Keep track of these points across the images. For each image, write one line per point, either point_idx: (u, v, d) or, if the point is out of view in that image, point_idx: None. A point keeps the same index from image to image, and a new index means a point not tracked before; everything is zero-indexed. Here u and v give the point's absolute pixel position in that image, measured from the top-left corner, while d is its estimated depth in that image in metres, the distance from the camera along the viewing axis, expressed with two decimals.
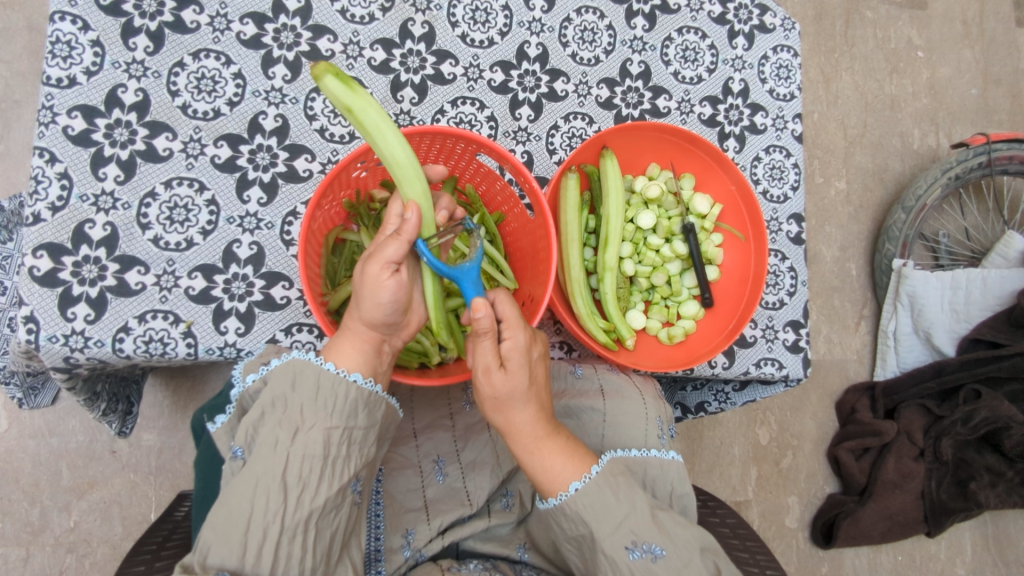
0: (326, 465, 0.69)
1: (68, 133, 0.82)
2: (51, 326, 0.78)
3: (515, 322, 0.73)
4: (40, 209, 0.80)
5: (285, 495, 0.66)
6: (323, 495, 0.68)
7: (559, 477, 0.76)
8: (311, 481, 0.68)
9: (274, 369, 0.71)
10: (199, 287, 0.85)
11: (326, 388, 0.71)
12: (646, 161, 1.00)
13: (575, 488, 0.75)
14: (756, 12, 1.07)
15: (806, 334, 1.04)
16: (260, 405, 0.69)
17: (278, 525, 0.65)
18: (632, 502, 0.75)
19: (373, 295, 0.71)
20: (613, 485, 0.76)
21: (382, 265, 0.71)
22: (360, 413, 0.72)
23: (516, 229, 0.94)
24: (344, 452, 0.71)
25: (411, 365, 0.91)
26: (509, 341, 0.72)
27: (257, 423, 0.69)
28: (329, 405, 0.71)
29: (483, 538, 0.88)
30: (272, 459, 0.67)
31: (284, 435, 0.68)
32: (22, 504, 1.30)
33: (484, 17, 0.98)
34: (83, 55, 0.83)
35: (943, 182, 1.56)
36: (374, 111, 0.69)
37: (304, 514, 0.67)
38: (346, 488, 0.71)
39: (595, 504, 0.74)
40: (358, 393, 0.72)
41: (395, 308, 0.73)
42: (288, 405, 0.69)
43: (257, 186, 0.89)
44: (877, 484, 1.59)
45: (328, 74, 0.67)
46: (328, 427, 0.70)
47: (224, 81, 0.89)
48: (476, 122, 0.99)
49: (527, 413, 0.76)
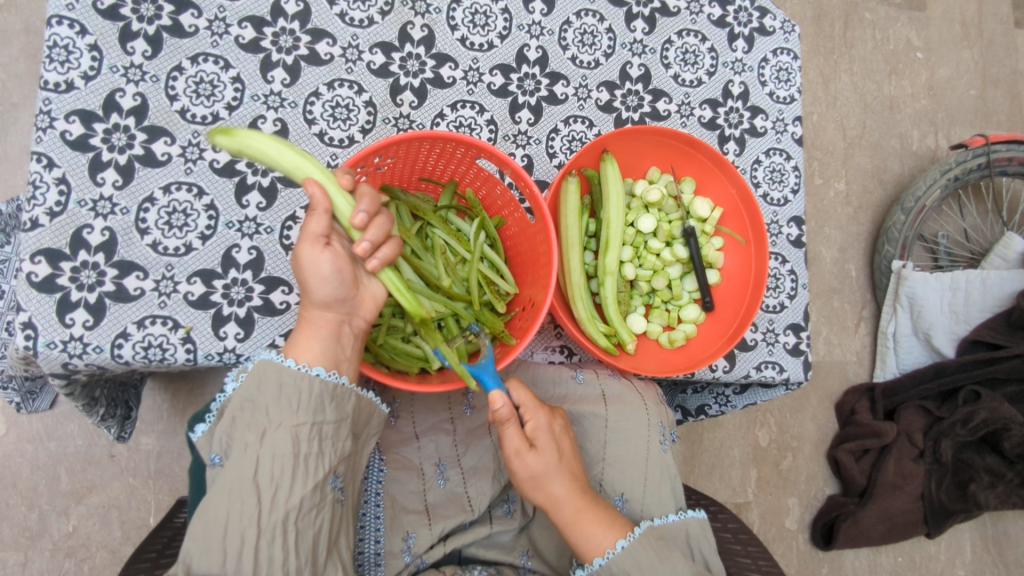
0: (297, 464, 0.69)
1: (66, 138, 0.82)
2: (49, 332, 0.77)
3: (532, 406, 0.79)
4: (38, 214, 0.80)
5: (258, 496, 0.67)
6: (298, 494, 0.68)
7: (599, 539, 0.78)
8: (284, 481, 0.68)
9: (241, 377, 0.71)
10: (198, 292, 0.85)
11: (290, 385, 0.70)
12: (646, 165, 1.00)
13: (621, 544, 0.78)
14: (756, 15, 1.07)
15: (807, 338, 1.04)
16: (230, 410, 0.70)
17: (255, 528, 0.66)
18: (675, 562, 0.79)
19: (314, 274, 0.72)
20: (657, 549, 0.80)
21: (312, 242, 0.73)
22: (327, 407, 0.72)
23: (517, 233, 0.93)
24: (315, 448, 0.70)
25: (412, 371, 0.89)
26: (531, 422, 0.79)
27: (229, 429, 0.70)
28: (293, 402, 0.70)
29: (484, 544, 0.88)
30: (244, 463, 0.67)
31: (251, 438, 0.68)
32: (21, 508, 1.29)
33: (483, 21, 0.98)
34: (81, 59, 0.83)
35: (942, 183, 1.56)
36: (257, 138, 0.72)
37: (280, 515, 0.67)
38: (323, 485, 0.70)
39: (639, 562, 0.78)
40: (323, 387, 0.71)
41: (341, 280, 0.74)
42: (254, 408, 0.70)
43: (256, 190, 0.89)
44: (877, 485, 1.58)
45: (217, 135, 0.72)
46: (295, 425, 0.69)
47: (223, 85, 0.89)
48: (475, 126, 0.98)
49: (562, 484, 0.79)
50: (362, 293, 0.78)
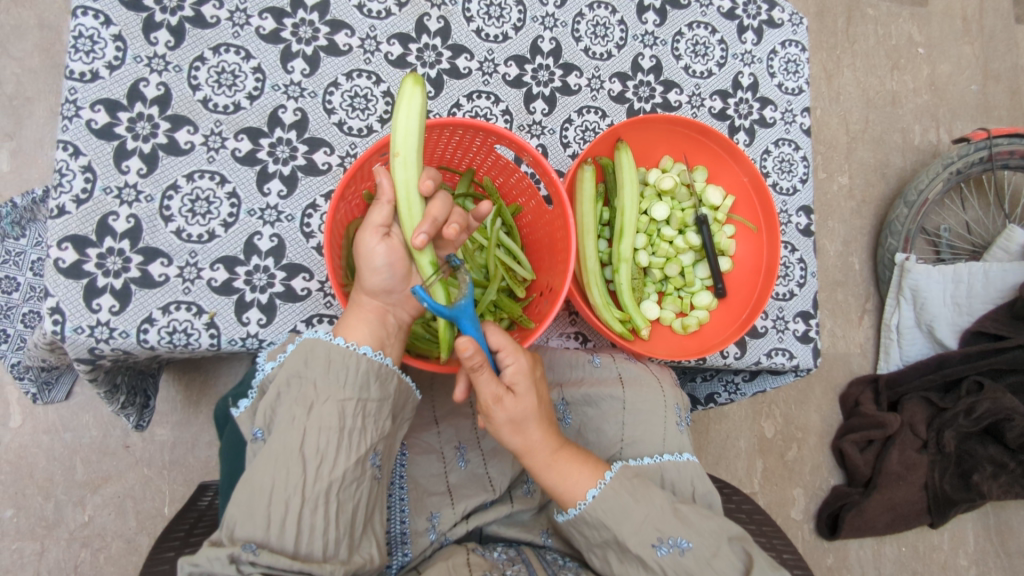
0: (343, 436, 0.70)
1: (91, 127, 0.83)
2: (76, 317, 0.79)
3: (512, 348, 0.75)
4: (64, 202, 0.81)
5: (304, 467, 0.68)
6: (341, 466, 0.69)
7: (572, 488, 0.78)
8: (329, 453, 0.69)
9: (289, 352, 0.73)
10: (221, 279, 0.86)
11: (338, 361, 0.72)
12: (659, 154, 1.02)
13: (593, 493, 0.78)
14: (765, 8, 1.09)
15: (816, 325, 1.05)
16: (275, 386, 0.71)
17: (300, 496, 0.67)
18: (650, 501, 0.78)
19: (367, 261, 0.75)
20: (632, 489, 0.79)
21: (372, 230, 0.75)
22: (372, 385, 0.73)
23: (532, 220, 0.95)
24: (359, 424, 0.72)
25: (431, 355, 0.91)
26: (512, 365, 0.75)
27: (274, 403, 0.71)
28: (340, 377, 0.72)
29: (505, 523, 0.90)
30: (290, 432, 0.69)
31: (300, 411, 0.69)
32: (37, 498, 1.30)
33: (498, 12, 1.00)
34: (105, 49, 0.85)
35: (944, 177, 1.58)
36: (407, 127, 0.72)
37: (324, 486, 0.68)
38: (364, 461, 0.72)
39: (614, 508, 0.78)
40: (368, 365, 0.73)
41: (392, 274, 0.75)
42: (302, 381, 0.71)
43: (277, 178, 0.90)
44: (880, 475, 1.61)
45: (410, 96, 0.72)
46: (341, 400, 0.71)
47: (244, 75, 0.90)
48: (490, 116, 1.00)
49: (532, 429, 0.77)
50: (412, 289, 0.79)
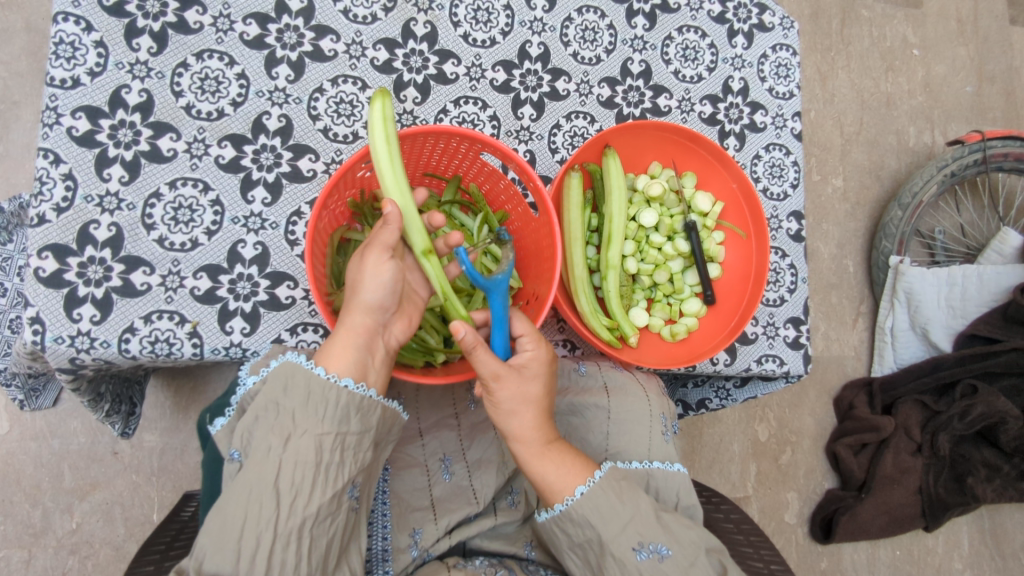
0: (319, 471, 0.69)
1: (72, 134, 0.82)
2: (57, 327, 0.78)
3: (531, 337, 0.76)
4: (45, 211, 0.80)
5: (278, 501, 0.67)
6: (316, 501, 0.68)
7: (560, 484, 0.78)
8: (304, 488, 0.68)
9: (270, 373, 0.72)
10: (204, 287, 0.85)
11: (317, 394, 0.71)
12: (647, 160, 1.01)
13: (581, 491, 0.77)
14: (755, 11, 1.08)
15: (806, 331, 1.05)
16: (254, 410, 0.70)
17: (272, 531, 0.66)
18: (635, 503, 0.78)
19: (375, 279, 0.75)
20: (619, 489, 0.78)
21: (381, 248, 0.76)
22: (352, 418, 0.72)
23: (520, 228, 0.94)
24: (337, 459, 0.70)
25: (415, 365, 0.90)
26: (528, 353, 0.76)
27: (251, 428, 0.70)
28: (320, 411, 0.71)
29: (490, 536, 0.89)
30: (265, 465, 0.68)
31: (276, 441, 0.68)
32: (24, 506, 1.30)
33: (486, 17, 0.99)
34: (87, 56, 0.84)
35: (938, 179, 1.57)
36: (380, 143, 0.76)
37: (296, 522, 0.67)
38: (341, 495, 0.71)
39: (600, 507, 0.77)
40: (349, 398, 0.72)
41: (394, 290, 0.77)
42: (280, 411, 0.70)
43: (261, 186, 0.89)
44: (875, 479, 1.59)
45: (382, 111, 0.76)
46: (319, 434, 0.70)
47: (227, 81, 0.89)
48: (478, 122, 0.99)
49: (526, 417, 0.77)
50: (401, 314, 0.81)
